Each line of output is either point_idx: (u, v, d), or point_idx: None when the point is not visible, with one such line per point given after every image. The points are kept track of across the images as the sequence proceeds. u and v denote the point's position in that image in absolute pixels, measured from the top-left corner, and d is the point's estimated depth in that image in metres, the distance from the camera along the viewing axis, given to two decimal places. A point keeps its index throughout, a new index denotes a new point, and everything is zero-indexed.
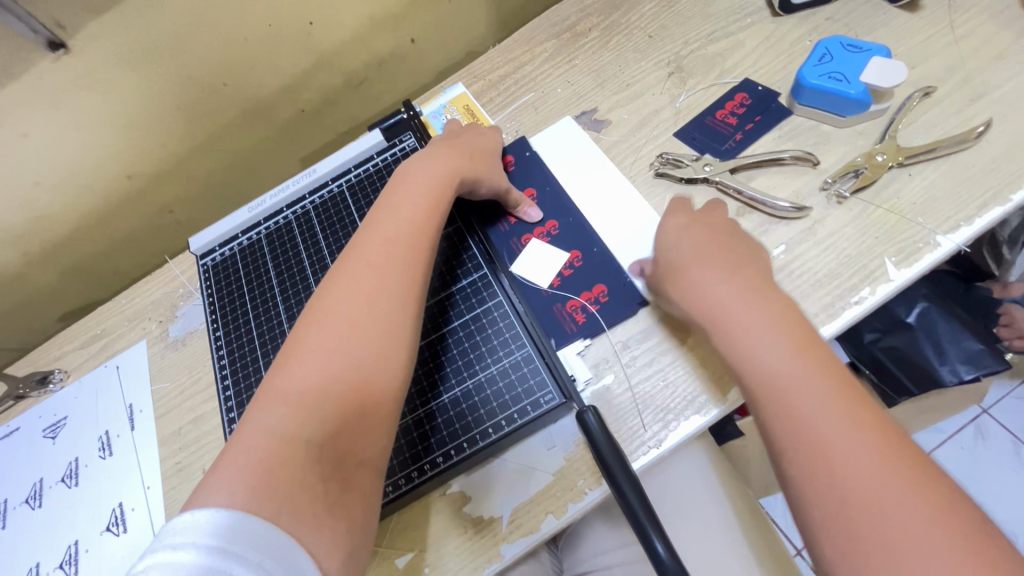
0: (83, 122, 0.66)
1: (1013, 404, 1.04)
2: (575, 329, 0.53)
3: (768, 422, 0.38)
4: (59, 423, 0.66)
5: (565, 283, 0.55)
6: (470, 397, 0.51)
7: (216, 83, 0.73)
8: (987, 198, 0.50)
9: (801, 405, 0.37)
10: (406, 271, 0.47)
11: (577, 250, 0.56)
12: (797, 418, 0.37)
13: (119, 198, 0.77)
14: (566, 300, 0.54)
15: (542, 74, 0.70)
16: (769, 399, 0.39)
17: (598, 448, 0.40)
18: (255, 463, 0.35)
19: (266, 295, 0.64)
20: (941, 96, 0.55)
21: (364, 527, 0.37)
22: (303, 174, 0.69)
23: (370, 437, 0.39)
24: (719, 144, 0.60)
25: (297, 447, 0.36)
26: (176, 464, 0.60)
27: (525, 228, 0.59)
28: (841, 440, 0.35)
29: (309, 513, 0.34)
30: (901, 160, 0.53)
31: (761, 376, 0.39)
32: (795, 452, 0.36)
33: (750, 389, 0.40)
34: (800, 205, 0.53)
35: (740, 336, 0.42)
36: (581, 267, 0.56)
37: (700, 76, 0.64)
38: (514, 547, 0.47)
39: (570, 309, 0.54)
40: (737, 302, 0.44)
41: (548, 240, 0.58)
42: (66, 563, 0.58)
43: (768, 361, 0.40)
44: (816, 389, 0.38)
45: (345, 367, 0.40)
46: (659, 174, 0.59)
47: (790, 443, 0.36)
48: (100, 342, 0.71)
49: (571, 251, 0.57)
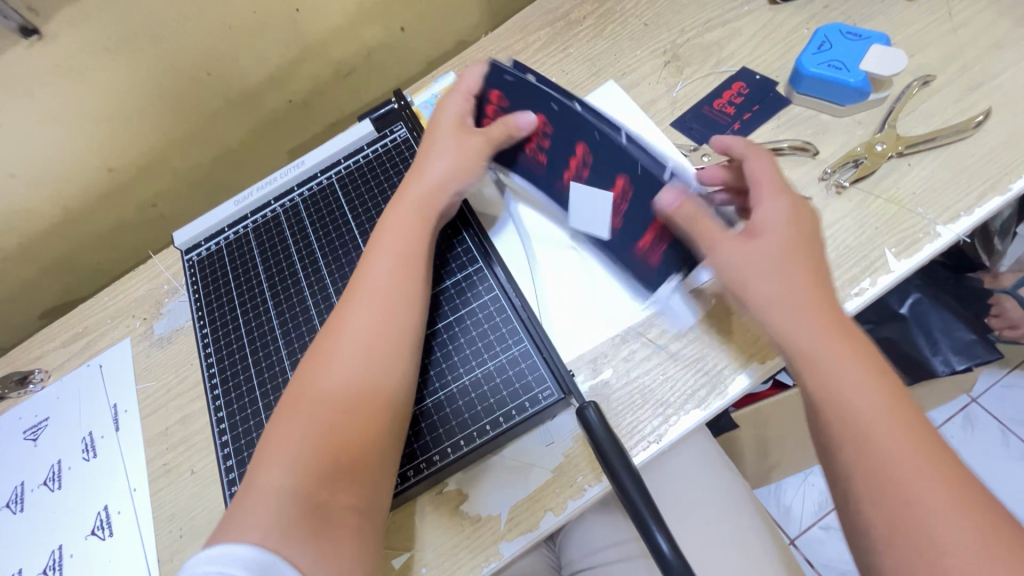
0: (60, 113, 0.64)
1: (1001, 393, 1.05)
2: (658, 264, 0.49)
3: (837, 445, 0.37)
4: (41, 425, 0.64)
5: (625, 221, 0.50)
6: (466, 393, 0.50)
7: (199, 72, 0.70)
8: (986, 187, 0.50)
9: (872, 430, 0.36)
10: (392, 296, 0.48)
11: (619, 179, 0.48)
12: (865, 439, 0.36)
13: (101, 192, 0.75)
14: (637, 240, 0.50)
15: (536, 63, 0.69)
16: (834, 417, 0.37)
17: (599, 445, 0.39)
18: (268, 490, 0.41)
19: (254, 291, 0.62)
20: (940, 85, 0.55)
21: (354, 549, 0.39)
22: (291, 166, 0.67)
23: (356, 461, 0.42)
24: (717, 134, 0.59)
25: (292, 477, 0.41)
26: (163, 465, 0.59)
27: (558, 166, 0.52)
28: (911, 474, 0.34)
29: (296, 539, 0.38)
30: (901, 150, 0.52)
31: (834, 397, 0.37)
32: (863, 480, 0.35)
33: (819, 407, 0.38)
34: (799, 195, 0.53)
35: (816, 354, 0.39)
36: (632, 197, 0.48)
37: (697, 65, 0.63)
38: (513, 546, 0.46)
39: (644, 246, 0.50)
40: (789, 308, 0.40)
41: (585, 178, 0.50)
42: (50, 568, 0.56)
43: (839, 380, 0.37)
44: (884, 409, 0.36)
45: (335, 400, 0.44)
46: None
47: (857, 465, 0.35)
48: (82, 341, 0.69)
49: (613, 185, 0.48)
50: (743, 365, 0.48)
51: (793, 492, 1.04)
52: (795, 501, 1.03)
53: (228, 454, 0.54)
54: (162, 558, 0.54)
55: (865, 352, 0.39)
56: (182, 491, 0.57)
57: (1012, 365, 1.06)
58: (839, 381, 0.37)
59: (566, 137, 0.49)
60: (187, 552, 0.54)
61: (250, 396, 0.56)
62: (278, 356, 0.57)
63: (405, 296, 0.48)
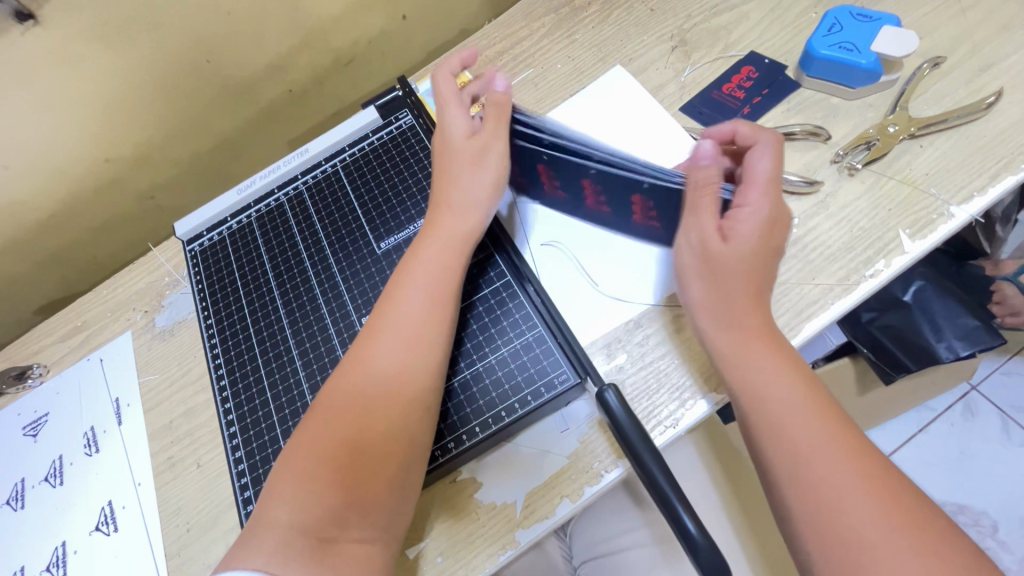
0: (56, 101, 0.62)
1: (1001, 380, 1.06)
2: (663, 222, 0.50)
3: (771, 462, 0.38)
4: (41, 420, 0.63)
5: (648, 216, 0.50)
6: (480, 379, 0.49)
7: (198, 60, 0.69)
8: (998, 168, 0.50)
9: (785, 423, 0.38)
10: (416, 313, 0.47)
11: (635, 197, 0.48)
12: (780, 433, 0.38)
13: (98, 184, 0.73)
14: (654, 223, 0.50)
15: (541, 50, 0.68)
16: (751, 409, 0.40)
17: (621, 430, 0.39)
18: (292, 496, 0.41)
19: (260, 281, 0.61)
20: (950, 67, 0.55)
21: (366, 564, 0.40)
22: (295, 155, 0.66)
23: (372, 473, 0.41)
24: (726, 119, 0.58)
25: (311, 488, 0.40)
26: (168, 459, 0.57)
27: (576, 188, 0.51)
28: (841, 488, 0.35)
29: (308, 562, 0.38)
30: (914, 131, 0.52)
31: (768, 413, 0.39)
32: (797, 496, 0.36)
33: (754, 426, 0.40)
34: (811, 178, 0.52)
35: (753, 373, 0.41)
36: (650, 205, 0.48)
37: (705, 50, 0.62)
38: (530, 533, 0.46)
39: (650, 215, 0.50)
40: (727, 309, 0.42)
41: (603, 197, 0.50)
42: (53, 565, 0.55)
43: (758, 378, 0.40)
44: (797, 400, 0.39)
45: (354, 412, 0.44)
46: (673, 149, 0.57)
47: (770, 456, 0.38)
48: (81, 335, 0.68)
49: (634, 200, 0.48)
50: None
51: None
52: None
53: (236, 446, 0.53)
54: (169, 553, 0.53)
55: (788, 353, 0.41)
56: (187, 485, 0.56)
57: (1012, 352, 1.06)
58: (756, 377, 0.40)
59: (571, 176, 0.50)
60: (194, 546, 0.53)
61: (257, 387, 0.55)
62: (286, 346, 0.56)
63: (424, 291, 0.48)
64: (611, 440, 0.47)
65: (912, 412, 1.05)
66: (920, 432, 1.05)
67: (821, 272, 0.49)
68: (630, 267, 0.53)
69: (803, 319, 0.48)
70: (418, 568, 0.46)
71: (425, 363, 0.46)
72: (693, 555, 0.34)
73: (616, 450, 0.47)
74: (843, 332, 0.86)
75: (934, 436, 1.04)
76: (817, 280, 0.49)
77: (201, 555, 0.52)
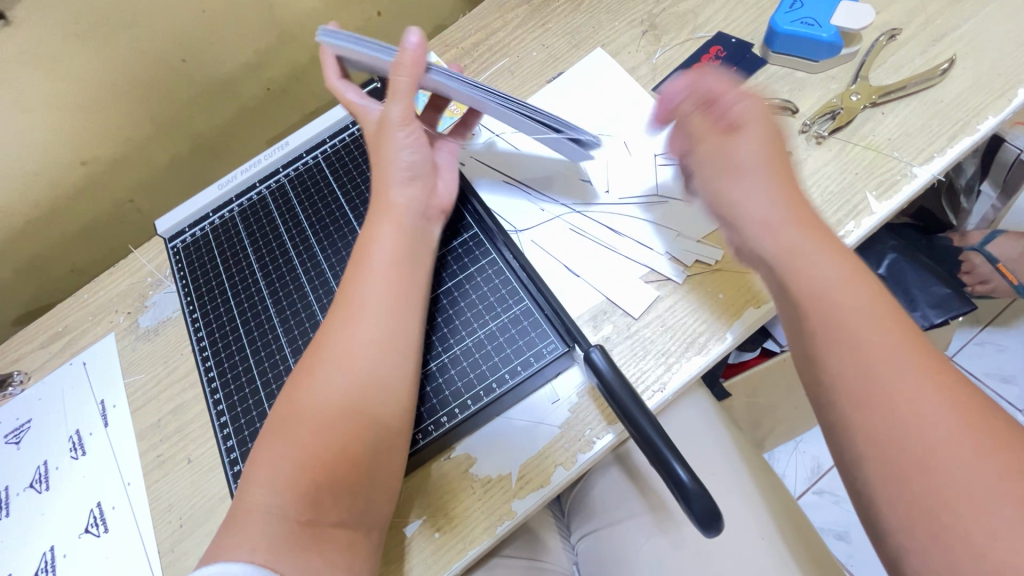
0: (29, 104, 0.61)
1: (975, 350, 1.09)
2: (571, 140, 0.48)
3: (819, 352, 0.35)
4: (23, 427, 0.62)
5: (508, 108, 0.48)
6: (469, 354, 0.50)
7: (174, 58, 0.69)
8: (956, 130, 0.52)
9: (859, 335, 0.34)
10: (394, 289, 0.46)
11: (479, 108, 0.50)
12: (848, 345, 0.34)
13: (74, 187, 0.72)
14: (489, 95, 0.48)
15: (516, 40, 0.68)
16: (800, 307, 0.36)
17: (611, 387, 0.42)
18: (275, 487, 0.40)
19: (244, 272, 0.61)
20: (906, 38, 0.57)
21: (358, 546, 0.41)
22: (275, 148, 0.66)
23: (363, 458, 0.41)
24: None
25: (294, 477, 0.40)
26: (157, 457, 0.57)
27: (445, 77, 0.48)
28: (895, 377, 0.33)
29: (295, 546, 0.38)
30: (875, 100, 0.54)
31: (814, 298, 0.36)
32: (846, 388, 0.33)
33: (803, 323, 0.36)
34: None
35: (800, 271, 0.37)
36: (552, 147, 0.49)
37: (674, 33, 0.64)
38: (526, 502, 0.46)
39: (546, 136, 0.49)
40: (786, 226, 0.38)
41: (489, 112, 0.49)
42: (43, 570, 0.54)
43: (815, 274, 0.36)
44: (847, 290, 0.36)
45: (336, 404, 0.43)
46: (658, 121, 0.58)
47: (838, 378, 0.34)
48: (62, 340, 0.66)
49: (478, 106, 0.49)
50: (742, 310, 0.49)
51: (786, 459, 1.03)
52: (788, 471, 1.02)
53: (227, 435, 0.53)
54: (162, 550, 0.52)
55: (839, 248, 0.38)
56: (179, 481, 0.55)
57: (984, 322, 1.09)
58: (825, 286, 0.36)
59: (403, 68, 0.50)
60: (188, 541, 0.52)
61: (247, 376, 0.55)
62: (273, 334, 0.56)
63: (407, 269, 0.48)
64: (600, 408, 0.48)
65: None
66: None
67: None
68: (613, 231, 0.54)
69: None
70: (416, 544, 0.47)
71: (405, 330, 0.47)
72: (683, 499, 0.37)
73: (608, 417, 0.48)
74: None
75: None
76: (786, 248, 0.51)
77: (194, 550, 0.52)
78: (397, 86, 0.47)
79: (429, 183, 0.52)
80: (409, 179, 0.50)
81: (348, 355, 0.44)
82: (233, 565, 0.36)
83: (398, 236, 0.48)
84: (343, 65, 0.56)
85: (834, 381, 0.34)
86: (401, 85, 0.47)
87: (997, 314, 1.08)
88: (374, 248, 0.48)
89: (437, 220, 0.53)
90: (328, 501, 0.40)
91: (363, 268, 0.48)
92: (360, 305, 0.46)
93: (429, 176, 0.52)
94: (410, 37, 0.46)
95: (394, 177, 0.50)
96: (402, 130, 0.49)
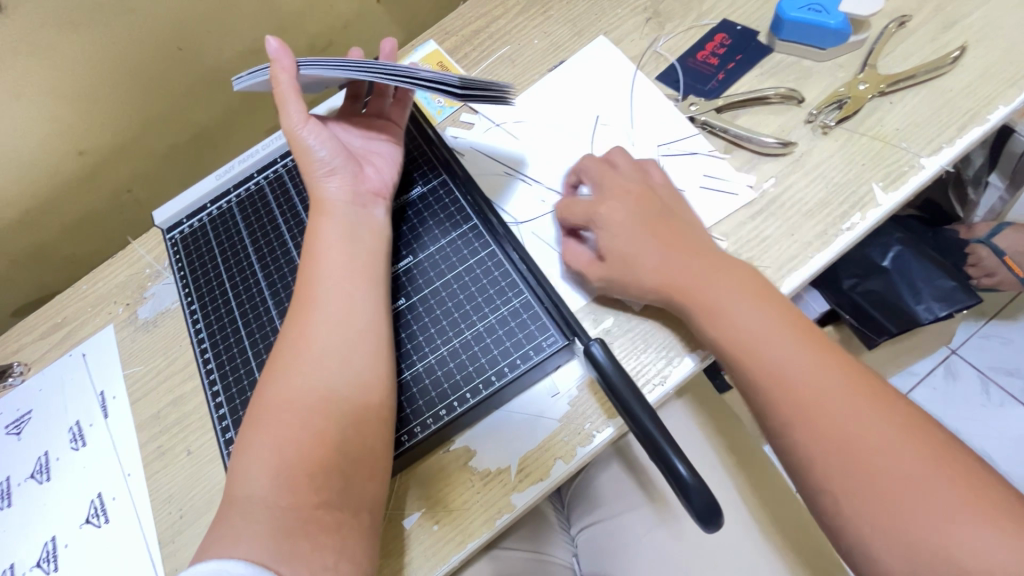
0: (25, 93, 0.60)
1: (979, 343, 1.08)
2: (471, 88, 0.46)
3: (759, 397, 0.41)
4: (24, 418, 0.62)
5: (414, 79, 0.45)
6: (469, 347, 0.49)
7: (171, 47, 0.68)
8: (966, 119, 0.51)
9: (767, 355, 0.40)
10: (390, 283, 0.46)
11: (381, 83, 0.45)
12: (790, 398, 0.39)
13: (72, 177, 0.72)
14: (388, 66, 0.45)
15: (516, 27, 0.66)
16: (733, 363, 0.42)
17: (612, 381, 0.41)
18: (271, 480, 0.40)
19: (242, 263, 0.60)
20: (915, 25, 0.56)
21: (358, 540, 0.40)
22: (273, 137, 0.66)
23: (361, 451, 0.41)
24: (702, 87, 0.59)
25: (291, 471, 0.40)
26: (157, 448, 0.57)
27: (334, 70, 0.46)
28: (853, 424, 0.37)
29: (290, 540, 0.38)
30: (883, 88, 0.53)
31: (738, 353, 0.41)
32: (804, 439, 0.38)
33: (739, 368, 0.42)
34: (785, 140, 0.53)
35: (721, 327, 0.42)
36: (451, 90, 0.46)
37: (678, 20, 0.62)
38: (526, 495, 0.46)
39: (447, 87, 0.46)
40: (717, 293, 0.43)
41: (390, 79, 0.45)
42: (44, 560, 0.54)
43: (751, 338, 0.41)
44: (783, 345, 0.40)
45: (333, 397, 0.42)
46: (661, 110, 0.58)
47: (762, 390, 0.40)
48: (61, 331, 0.66)
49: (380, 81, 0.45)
50: None
51: None
52: None
53: (226, 426, 0.53)
54: (163, 540, 0.53)
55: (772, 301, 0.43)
56: (178, 473, 0.55)
57: (989, 315, 1.08)
58: (748, 331, 0.41)
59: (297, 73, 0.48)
60: (189, 532, 0.52)
61: (246, 367, 0.55)
62: (271, 325, 0.56)
63: None
64: (600, 401, 0.48)
65: (897, 377, 1.06)
66: (904, 396, 1.06)
67: (798, 228, 0.50)
68: None
69: (801, 260, 0.49)
70: (415, 536, 0.47)
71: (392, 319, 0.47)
72: (683, 493, 0.37)
73: (609, 411, 0.47)
74: (826, 299, 0.86)
75: (919, 399, 1.05)
76: (783, 243, 0.50)
77: (194, 541, 0.52)
78: (279, 95, 0.47)
79: (355, 171, 0.51)
80: (329, 172, 0.50)
81: (344, 347, 0.44)
82: (230, 563, 0.35)
83: (338, 227, 0.48)
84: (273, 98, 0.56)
85: (779, 414, 0.39)
86: (281, 92, 0.47)
87: (1002, 307, 1.07)
88: (318, 242, 0.48)
89: (374, 203, 0.52)
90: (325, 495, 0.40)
91: (351, 261, 0.47)
92: (353, 296, 0.46)
93: (350, 165, 0.51)
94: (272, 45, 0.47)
95: (314, 175, 0.50)
96: (304, 130, 0.49)
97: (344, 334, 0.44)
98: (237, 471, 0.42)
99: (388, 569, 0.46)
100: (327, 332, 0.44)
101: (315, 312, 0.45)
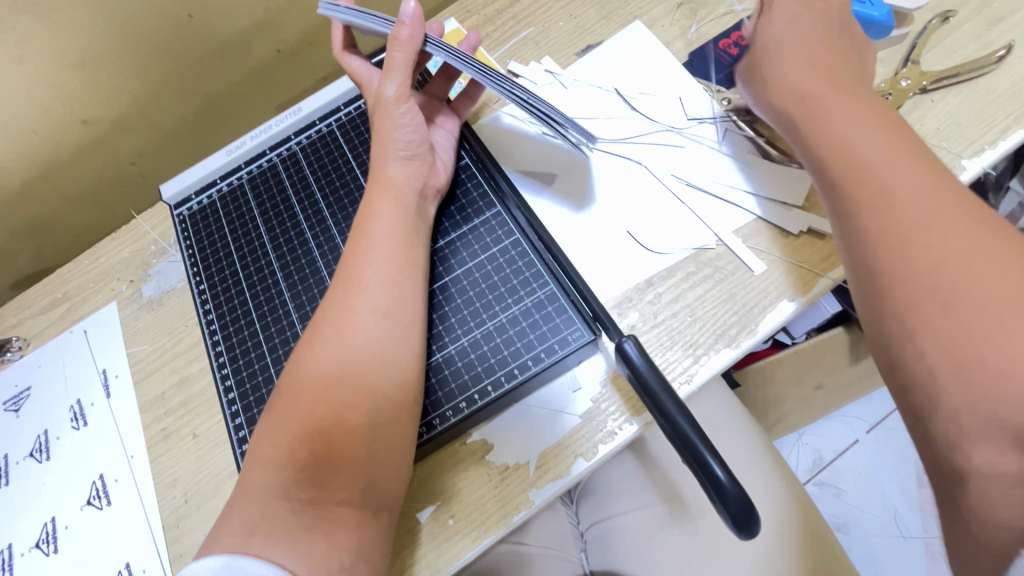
0: (28, 58, 0.57)
1: None
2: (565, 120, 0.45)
3: (915, 285, 0.34)
4: (23, 395, 0.60)
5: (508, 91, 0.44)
6: (492, 338, 0.48)
7: (180, 15, 0.65)
8: (1010, 121, 0.49)
9: (857, 147, 0.39)
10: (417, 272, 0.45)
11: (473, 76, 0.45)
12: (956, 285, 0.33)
13: (76, 147, 0.69)
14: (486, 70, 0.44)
15: (542, 7, 0.64)
16: (874, 212, 0.37)
17: (643, 378, 0.40)
18: (286, 471, 0.38)
19: (253, 243, 0.58)
20: (960, 21, 0.54)
21: (374, 536, 0.39)
22: (287, 113, 0.63)
23: (378, 445, 0.40)
24: (718, 75, 0.57)
25: (306, 462, 0.38)
26: (161, 431, 0.55)
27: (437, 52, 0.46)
28: None
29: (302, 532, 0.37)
30: (925, 85, 0.52)
31: (898, 219, 0.36)
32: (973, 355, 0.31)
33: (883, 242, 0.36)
34: None
35: (875, 176, 0.38)
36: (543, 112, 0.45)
37: (711, 7, 0.60)
38: (544, 492, 0.45)
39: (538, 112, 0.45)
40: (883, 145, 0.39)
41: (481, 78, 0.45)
42: (43, 541, 0.53)
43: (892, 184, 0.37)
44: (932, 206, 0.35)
45: (350, 388, 0.40)
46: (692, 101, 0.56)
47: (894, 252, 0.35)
48: (62, 306, 0.64)
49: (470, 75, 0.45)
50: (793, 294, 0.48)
51: (790, 450, 1.02)
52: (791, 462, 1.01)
53: (236, 413, 0.51)
54: (167, 526, 0.51)
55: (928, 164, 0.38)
56: (184, 456, 0.53)
57: None
58: (897, 180, 0.37)
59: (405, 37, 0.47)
60: (193, 517, 0.51)
61: (256, 351, 0.53)
62: (285, 309, 0.54)
63: (408, 244, 0.47)
64: (626, 399, 0.46)
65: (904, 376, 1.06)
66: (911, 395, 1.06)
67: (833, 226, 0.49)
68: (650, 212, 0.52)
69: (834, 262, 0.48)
70: (429, 530, 0.46)
71: (412, 303, 0.45)
72: (721, 499, 0.35)
73: (634, 408, 0.46)
74: None
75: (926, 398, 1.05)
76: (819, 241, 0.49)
77: (199, 527, 0.51)
78: (392, 61, 0.46)
79: (428, 161, 0.51)
80: (407, 156, 0.49)
81: (361, 336, 0.42)
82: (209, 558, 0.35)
83: (397, 213, 0.47)
84: (349, 36, 0.54)
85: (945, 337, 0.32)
86: (396, 59, 0.46)
87: None
88: (372, 225, 0.46)
89: (431, 196, 0.51)
90: (340, 490, 0.38)
91: (378, 243, 0.45)
92: (371, 283, 0.44)
93: (427, 155, 0.50)
94: (407, 6, 0.45)
95: (390, 152, 0.48)
96: (401, 106, 0.48)
97: (366, 323, 0.42)
98: (250, 458, 0.40)
99: (400, 561, 0.45)
100: (346, 323, 0.42)
101: (331, 298, 0.44)
